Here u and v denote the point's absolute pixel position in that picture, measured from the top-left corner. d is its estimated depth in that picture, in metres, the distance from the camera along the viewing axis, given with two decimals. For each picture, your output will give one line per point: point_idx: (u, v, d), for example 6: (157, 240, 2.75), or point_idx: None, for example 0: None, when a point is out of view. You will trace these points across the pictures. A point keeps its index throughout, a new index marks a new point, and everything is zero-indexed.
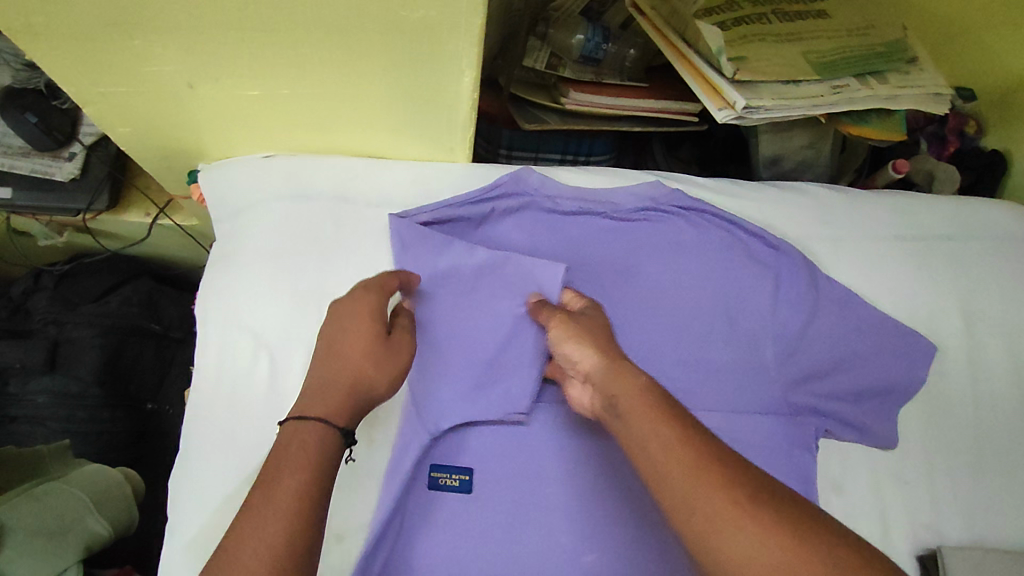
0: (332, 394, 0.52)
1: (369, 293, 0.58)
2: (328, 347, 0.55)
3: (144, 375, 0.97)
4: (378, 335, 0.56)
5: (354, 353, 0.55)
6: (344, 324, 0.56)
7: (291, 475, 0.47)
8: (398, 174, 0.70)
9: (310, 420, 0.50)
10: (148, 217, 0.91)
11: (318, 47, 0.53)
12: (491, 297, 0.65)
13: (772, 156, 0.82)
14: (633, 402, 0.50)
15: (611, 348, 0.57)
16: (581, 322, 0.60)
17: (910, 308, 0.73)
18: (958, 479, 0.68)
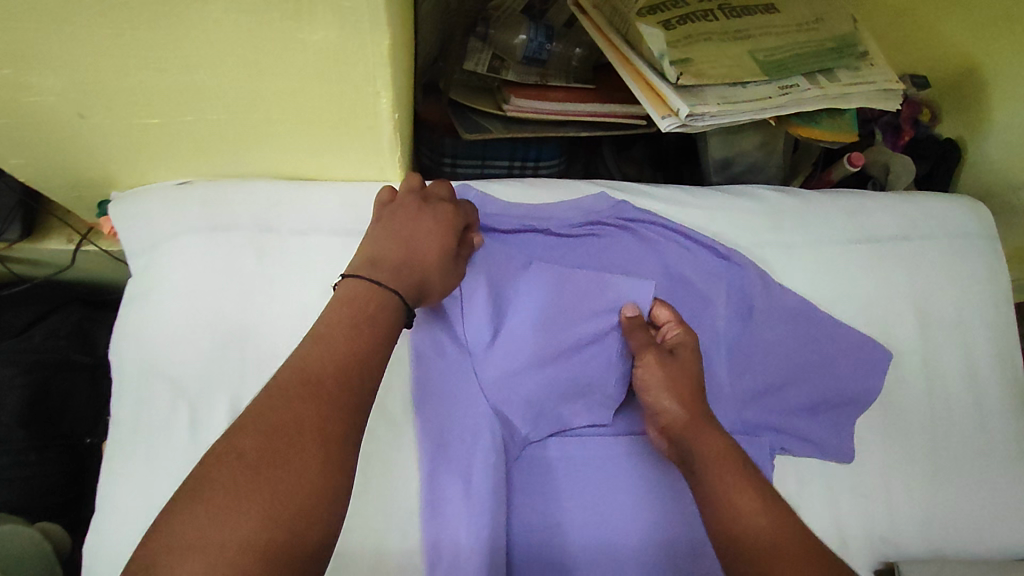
0: (399, 269, 0.53)
1: (444, 203, 0.59)
2: (403, 230, 0.56)
3: (79, 411, 0.91)
4: (449, 239, 0.57)
5: (427, 244, 0.55)
6: (420, 220, 0.57)
7: (366, 336, 0.48)
8: (326, 198, 0.65)
9: (376, 283, 0.51)
10: (71, 245, 0.84)
11: (214, 73, 0.48)
12: (571, 318, 0.65)
13: (722, 159, 0.79)
14: (726, 458, 0.52)
15: (699, 396, 0.59)
16: (675, 360, 0.61)
17: (865, 314, 0.72)
18: (916, 488, 0.67)
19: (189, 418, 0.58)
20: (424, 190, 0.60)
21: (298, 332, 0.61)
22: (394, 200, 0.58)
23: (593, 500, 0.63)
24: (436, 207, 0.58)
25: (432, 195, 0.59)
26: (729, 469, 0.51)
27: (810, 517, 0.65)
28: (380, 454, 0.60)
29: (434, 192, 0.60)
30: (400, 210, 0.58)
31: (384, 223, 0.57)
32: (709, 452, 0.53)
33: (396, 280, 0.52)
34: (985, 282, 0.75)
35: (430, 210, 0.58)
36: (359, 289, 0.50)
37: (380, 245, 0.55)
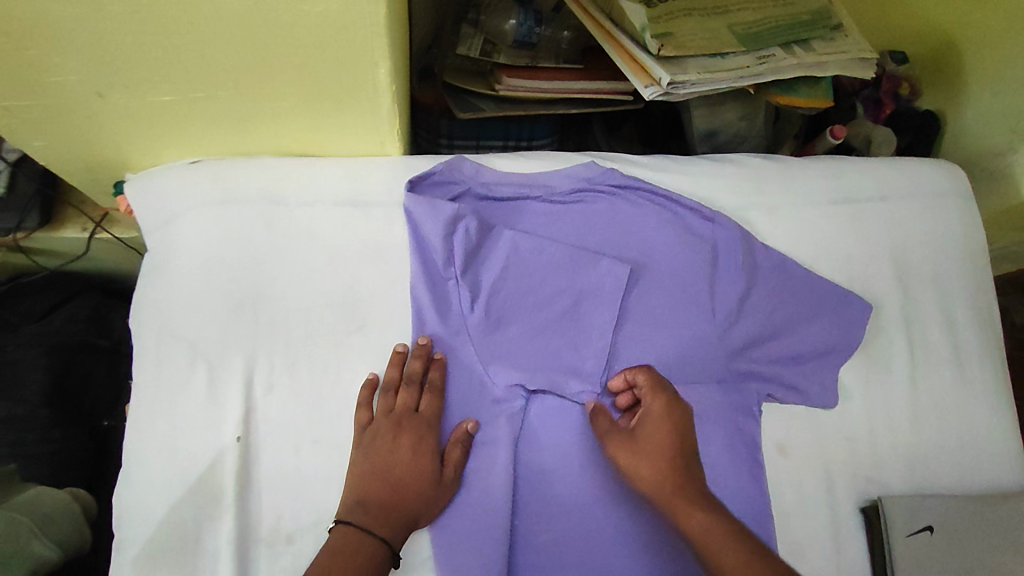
0: (387, 516, 0.57)
1: (417, 420, 0.62)
2: (384, 467, 0.59)
3: (98, 392, 0.95)
4: (429, 464, 0.60)
5: (412, 483, 0.59)
6: (396, 454, 0.60)
7: (351, 574, 0.53)
8: (330, 172, 0.69)
9: (365, 530, 0.55)
10: (86, 232, 0.89)
11: (224, 47, 0.52)
12: (558, 289, 0.69)
13: (706, 130, 0.83)
14: (721, 539, 0.51)
15: (686, 457, 0.58)
16: (649, 429, 0.60)
17: (845, 269, 0.75)
18: (898, 432, 0.70)
19: (207, 379, 0.62)
20: (396, 408, 0.62)
21: (305, 297, 0.65)
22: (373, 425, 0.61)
23: (588, 448, 0.66)
24: (411, 430, 0.61)
25: (405, 415, 0.62)
26: (729, 549, 0.51)
27: (797, 462, 0.68)
28: None
29: (405, 407, 0.62)
30: (376, 439, 0.60)
31: (366, 455, 0.60)
32: (708, 535, 0.52)
33: (385, 521, 0.56)
34: (960, 238, 0.78)
35: (405, 440, 0.60)
36: (343, 538, 0.55)
37: (366, 487, 0.58)
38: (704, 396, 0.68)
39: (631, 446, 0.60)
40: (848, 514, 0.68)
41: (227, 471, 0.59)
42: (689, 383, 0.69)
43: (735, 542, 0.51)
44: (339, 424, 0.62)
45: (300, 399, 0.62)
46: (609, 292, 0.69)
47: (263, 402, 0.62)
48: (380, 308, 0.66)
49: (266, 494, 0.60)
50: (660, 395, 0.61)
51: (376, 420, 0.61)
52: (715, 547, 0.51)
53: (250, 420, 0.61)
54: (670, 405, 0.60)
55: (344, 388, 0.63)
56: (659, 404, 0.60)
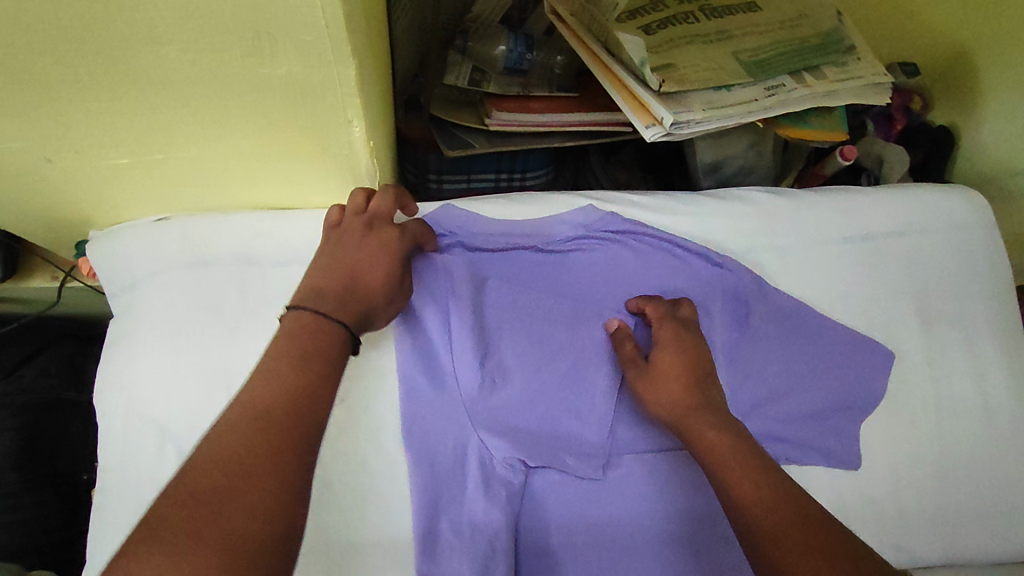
0: (343, 296, 0.53)
1: (391, 228, 0.58)
2: (345, 256, 0.55)
3: (71, 450, 0.89)
4: (393, 265, 0.57)
5: (371, 265, 0.56)
6: (364, 245, 0.56)
7: (314, 368, 0.47)
8: (307, 227, 0.64)
9: (321, 312, 0.51)
10: (55, 282, 0.83)
11: (177, 109, 0.47)
12: (559, 350, 0.63)
13: (711, 163, 0.77)
14: (730, 447, 0.52)
15: (699, 380, 0.58)
16: (662, 351, 0.60)
17: (866, 314, 0.70)
18: (925, 492, 0.66)
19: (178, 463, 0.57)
20: (367, 212, 0.58)
21: None
22: (341, 224, 0.58)
23: (594, 523, 0.61)
24: (383, 232, 0.58)
25: (379, 218, 0.58)
26: (737, 450, 0.52)
27: None
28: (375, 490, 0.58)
29: (379, 212, 0.58)
30: (344, 236, 0.57)
31: (330, 249, 0.56)
32: (714, 442, 0.53)
33: (342, 308, 0.52)
34: (985, 275, 0.73)
35: (373, 240, 0.57)
36: (297, 321, 0.50)
37: (325, 270, 0.55)
38: None
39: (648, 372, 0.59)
40: None
41: None
42: None
43: (741, 449, 0.52)
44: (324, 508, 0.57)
45: None
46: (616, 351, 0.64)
47: None
48: (364, 376, 0.60)
49: None
50: (670, 327, 0.61)
51: (346, 219, 0.58)
52: (720, 447, 0.52)
53: None
54: (684, 338, 0.61)
55: (326, 467, 0.58)
56: (673, 331, 0.61)
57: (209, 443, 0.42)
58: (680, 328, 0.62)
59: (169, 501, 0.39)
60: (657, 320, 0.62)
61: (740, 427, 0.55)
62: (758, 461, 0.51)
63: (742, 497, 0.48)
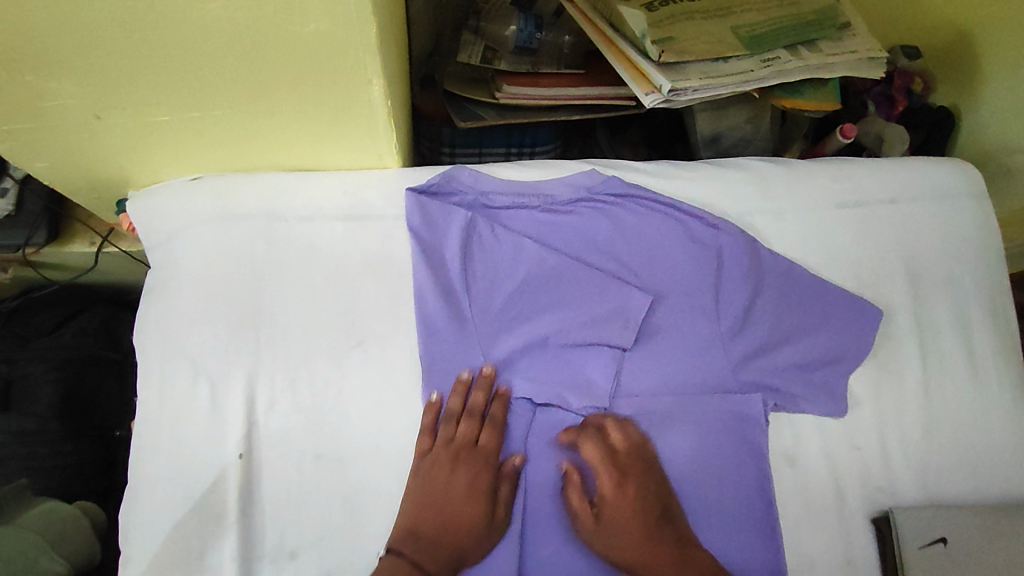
0: (433, 540, 0.59)
1: (477, 453, 0.63)
2: (437, 498, 0.61)
3: (107, 405, 0.96)
4: (479, 505, 0.61)
5: (462, 535, 0.60)
6: (449, 488, 0.62)
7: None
8: (329, 185, 0.69)
9: (410, 560, 0.57)
10: (93, 247, 0.89)
11: (217, 67, 0.52)
12: (566, 301, 0.68)
13: (711, 134, 0.81)
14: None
15: (659, 531, 0.62)
16: (614, 532, 0.62)
17: (855, 275, 0.73)
18: (909, 440, 0.69)
19: (210, 395, 0.62)
20: (455, 440, 0.63)
21: (306, 310, 0.65)
22: (431, 453, 0.63)
23: (593, 459, 0.65)
24: (468, 462, 0.63)
25: (464, 447, 0.63)
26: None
27: (806, 471, 0.68)
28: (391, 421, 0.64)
29: (463, 439, 0.63)
30: (433, 470, 0.62)
31: (424, 481, 0.62)
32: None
33: (432, 555, 0.58)
34: (974, 240, 0.76)
35: (461, 474, 0.62)
36: (392, 564, 0.57)
37: (420, 513, 0.60)
38: (712, 407, 0.67)
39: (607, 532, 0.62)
40: (859, 523, 0.67)
41: (232, 487, 0.60)
42: (697, 392, 0.68)
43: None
44: (344, 438, 0.62)
45: (303, 414, 0.62)
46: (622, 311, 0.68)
47: (266, 417, 0.62)
48: (381, 320, 0.65)
49: (271, 509, 0.60)
50: (618, 466, 0.64)
51: (433, 449, 0.63)
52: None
53: (254, 434, 0.61)
54: (628, 482, 0.64)
55: (347, 401, 0.63)
56: (613, 485, 0.63)
57: None
58: (627, 465, 0.64)
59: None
60: (593, 466, 0.64)
61: (702, 555, 0.62)
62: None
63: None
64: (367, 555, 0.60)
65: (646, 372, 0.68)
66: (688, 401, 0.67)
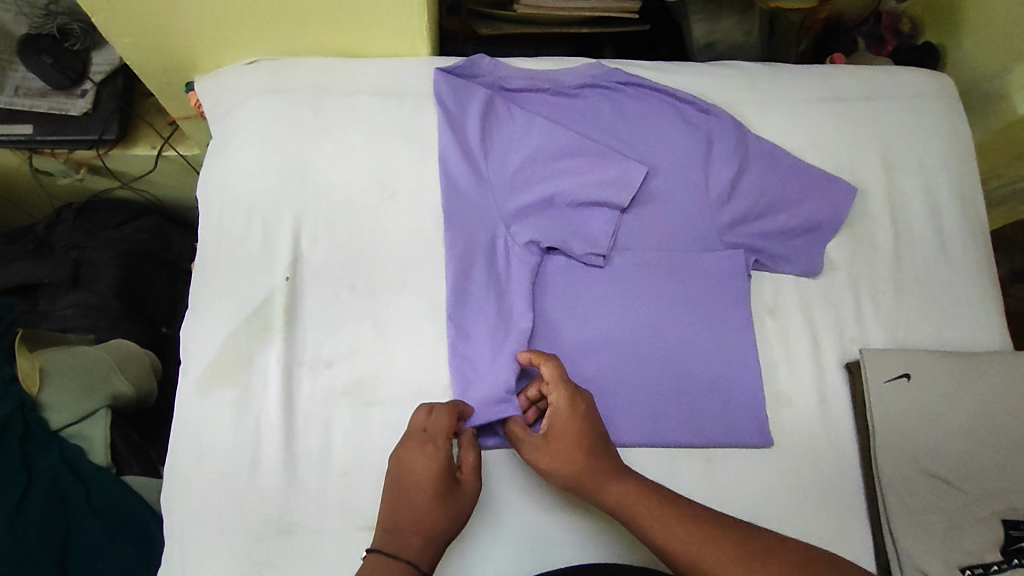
0: (407, 533, 0.58)
1: (427, 438, 0.62)
2: (400, 489, 0.61)
3: (158, 300, 1.06)
4: (448, 477, 0.60)
5: (430, 515, 0.59)
6: (408, 474, 0.61)
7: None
8: (368, 67, 0.79)
9: (387, 554, 0.57)
10: (154, 150, 1.01)
11: None
12: (573, 169, 0.76)
13: (705, 41, 0.90)
14: (640, 507, 0.59)
15: (594, 454, 0.62)
16: (552, 447, 0.62)
17: (833, 159, 0.81)
18: (881, 301, 0.76)
19: (262, 232, 0.72)
20: (406, 432, 0.63)
21: (344, 167, 0.75)
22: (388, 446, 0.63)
23: (593, 301, 0.73)
24: (419, 447, 0.62)
25: (414, 437, 0.62)
26: (650, 519, 0.59)
27: (785, 322, 0.75)
28: (416, 261, 0.73)
29: (412, 429, 0.63)
30: (393, 460, 0.62)
31: (389, 479, 0.62)
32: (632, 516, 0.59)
33: (407, 543, 0.58)
34: (945, 133, 0.84)
35: (414, 454, 0.61)
36: (372, 564, 0.56)
37: (392, 509, 0.60)
38: (700, 262, 0.75)
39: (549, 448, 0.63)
40: (833, 368, 0.74)
41: (279, 305, 0.69)
42: (686, 250, 0.76)
43: (655, 511, 0.59)
44: (374, 272, 0.72)
45: (340, 251, 0.72)
46: (625, 180, 0.75)
47: (309, 251, 0.72)
48: (408, 178, 0.75)
49: (311, 327, 0.69)
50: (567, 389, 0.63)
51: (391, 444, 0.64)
52: (634, 512, 0.59)
53: (299, 263, 0.71)
54: (576, 400, 0.63)
55: (379, 243, 0.73)
56: (566, 401, 0.63)
57: None
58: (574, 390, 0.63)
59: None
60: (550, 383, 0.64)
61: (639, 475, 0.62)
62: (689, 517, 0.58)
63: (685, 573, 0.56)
64: (393, 371, 0.69)
65: (642, 234, 0.76)
66: (678, 258, 0.75)
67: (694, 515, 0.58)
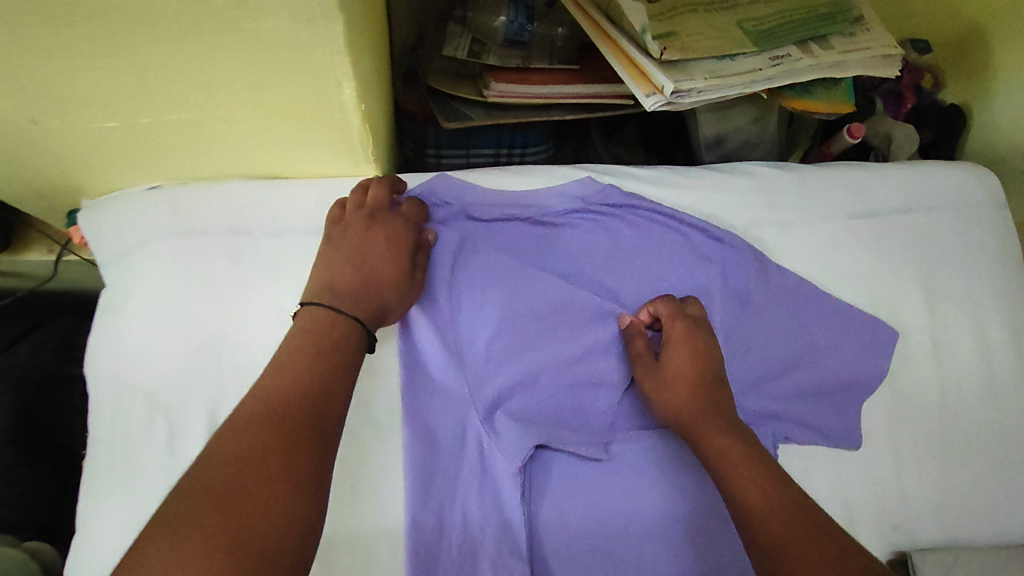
0: (355, 294, 0.54)
1: (392, 218, 0.59)
2: (353, 253, 0.56)
3: (68, 430, 0.86)
4: (400, 253, 0.58)
5: (377, 267, 0.56)
6: (367, 244, 0.57)
7: (328, 361, 0.50)
8: (302, 197, 0.62)
9: (332, 311, 0.52)
10: (52, 255, 0.82)
11: (185, 75, 0.47)
12: (560, 329, 0.62)
13: (714, 136, 0.75)
14: (741, 466, 0.51)
15: (717, 394, 0.57)
16: (672, 351, 0.59)
17: (869, 294, 0.68)
18: (925, 474, 0.65)
19: (166, 433, 0.56)
20: (366, 205, 0.59)
21: (273, 338, 0.59)
22: (343, 216, 0.59)
23: (592, 503, 0.59)
24: (383, 223, 0.58)
25: (377, 209, 0.59)
26: (753, 475, 0.50)
27: None
28: (367, 462, 0.58)
29: (377, 202, 0.59)
30: (347, 232, 0.58)
31: (336, 244, 0.57)
32: (729, 463, 0.52)
33: (352, 302, 0.54)
34: (994, 251, 0.71)
35: (377, 231, 0.58)
36: (314, 318, 0.52)
37: (336, 267, 0.56)
38: None
39: (674, 345, 0.59)
40: None
41: None
42: None
43: (753, 476, 0.50)
44: None
45: None
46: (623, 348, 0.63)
47: None
48: None
49: None
50: (685, 324, 0.60)
51: (347, 213, 0.59)
52: (737, 468, 0.51)
53: None
54: (693, 334, 0.60)
55: None
56: (683, 329, 0.60)
57: (227, 428, 0.43)
58: (695, 323, 0.60)
59: (181, 496, 0.39)
60: (664, 321, 0.61)
61: (753, 437, 0.54)
62: (797, 501, 0.48)
63: (759, 539, 0.46)
64: None
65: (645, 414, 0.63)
66: None
67: (804, 503, 0.48)
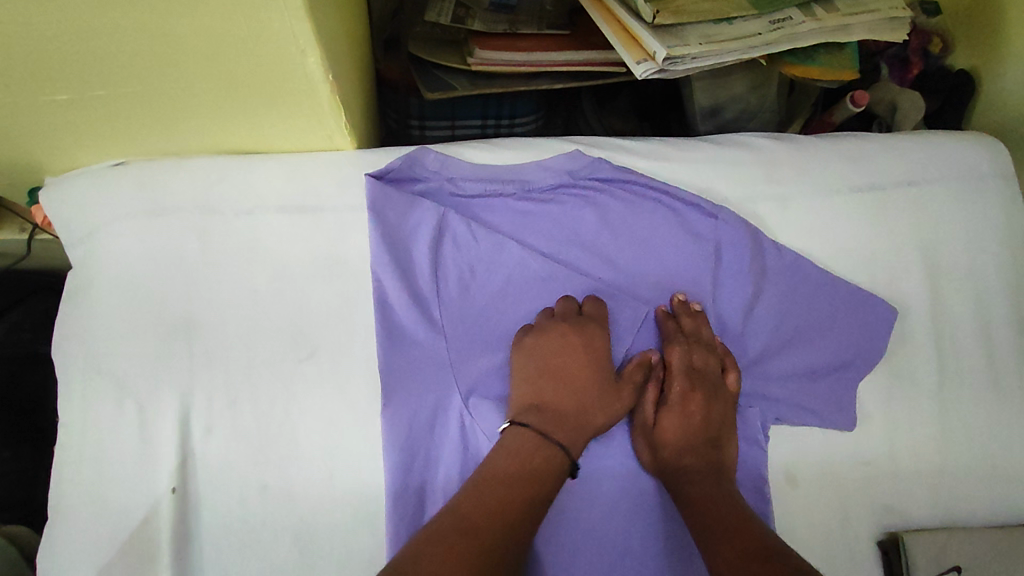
0: (563, 413, 0.57)
1: (584, 322, 0.59)
2: (552, 366, 0.58)
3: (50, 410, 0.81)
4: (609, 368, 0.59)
5: (562, 399, 0.58)
6: (578, 358, 0.59)
7: (527, 490, 0.53)
8: (275, 171, 0.60)
9: (540, 431, 0.55)
10: (23, 233, 0.77)
11: (133, 46, 0.44)
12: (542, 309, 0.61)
13: (710, 106, 0.73)
14: (719, 527, 0.52)
15: (713, 454, 0.58)
16: (671, 411, 0.60)
17: (868, 270, 0.66)
18: (922, 456, 0.63)
19: (136, 417, 0.54)
20: (558, 314, 0.60)
21: (246, 320, 0.57)
22: (547, 323, 0.59)
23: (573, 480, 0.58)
24: (580, 333, 0.59)
25: (569, 316, 0.59)
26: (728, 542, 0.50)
27: (806, 493, 0.61)
28: (343, 447, 0.55)
29: (567, 312, 0.60)
30: (549, 341, 0.58)
31: (532, 356, 0.58)
32: (714, 518, 0.53)
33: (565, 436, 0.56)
34: (1001, 227, 0.68)
35: (574, 338, 0.58)
36: (520, 440, 0.55)
37: (543, 382, 0.58)
38: None
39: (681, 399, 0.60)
40: (865, 547, 0.61)
41: (164, 525, 0.53)
42: None
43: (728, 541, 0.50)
44: (292, 471, 0.55)
45: (246, 441, 0.55)
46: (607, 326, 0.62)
47: (203, 447, 0.54)
48: (334, 331, 0.57)
49: (210, 549, 0.53)
50: (677, 385, 0.61)
51: (553, 319, 0.59)
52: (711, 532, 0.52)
53: (189, 464, 0.54)
54: (693, 395, 0.60)
55: (297, 425, 0.55)
56: (681, 391, 0.60)
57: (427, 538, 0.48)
58: (690, 383, 0.60)
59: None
60: (671, 369, 0.61)
61: (740, 501, 0.55)
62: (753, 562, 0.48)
63: None
64: None
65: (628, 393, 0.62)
66: None
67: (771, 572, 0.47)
